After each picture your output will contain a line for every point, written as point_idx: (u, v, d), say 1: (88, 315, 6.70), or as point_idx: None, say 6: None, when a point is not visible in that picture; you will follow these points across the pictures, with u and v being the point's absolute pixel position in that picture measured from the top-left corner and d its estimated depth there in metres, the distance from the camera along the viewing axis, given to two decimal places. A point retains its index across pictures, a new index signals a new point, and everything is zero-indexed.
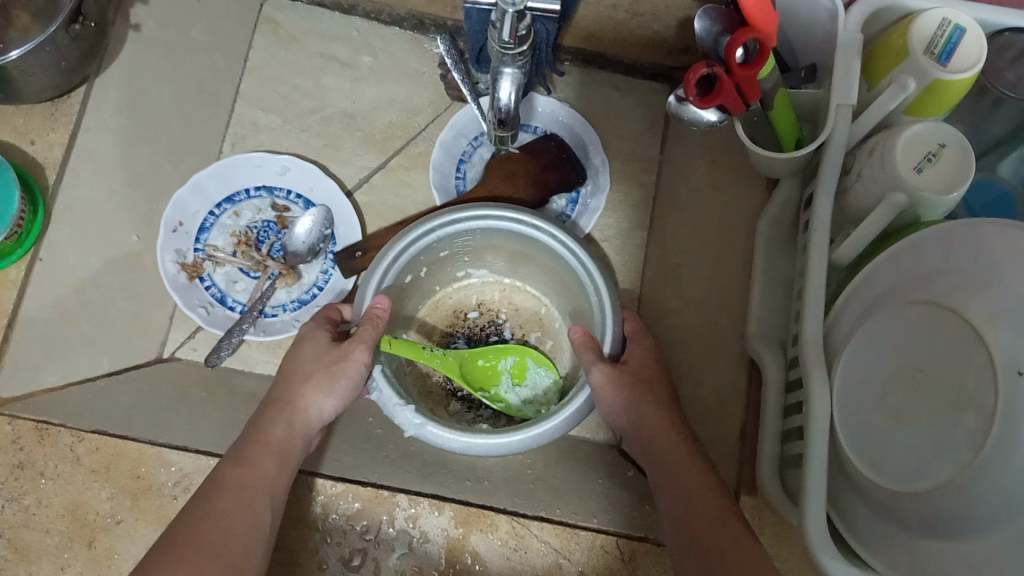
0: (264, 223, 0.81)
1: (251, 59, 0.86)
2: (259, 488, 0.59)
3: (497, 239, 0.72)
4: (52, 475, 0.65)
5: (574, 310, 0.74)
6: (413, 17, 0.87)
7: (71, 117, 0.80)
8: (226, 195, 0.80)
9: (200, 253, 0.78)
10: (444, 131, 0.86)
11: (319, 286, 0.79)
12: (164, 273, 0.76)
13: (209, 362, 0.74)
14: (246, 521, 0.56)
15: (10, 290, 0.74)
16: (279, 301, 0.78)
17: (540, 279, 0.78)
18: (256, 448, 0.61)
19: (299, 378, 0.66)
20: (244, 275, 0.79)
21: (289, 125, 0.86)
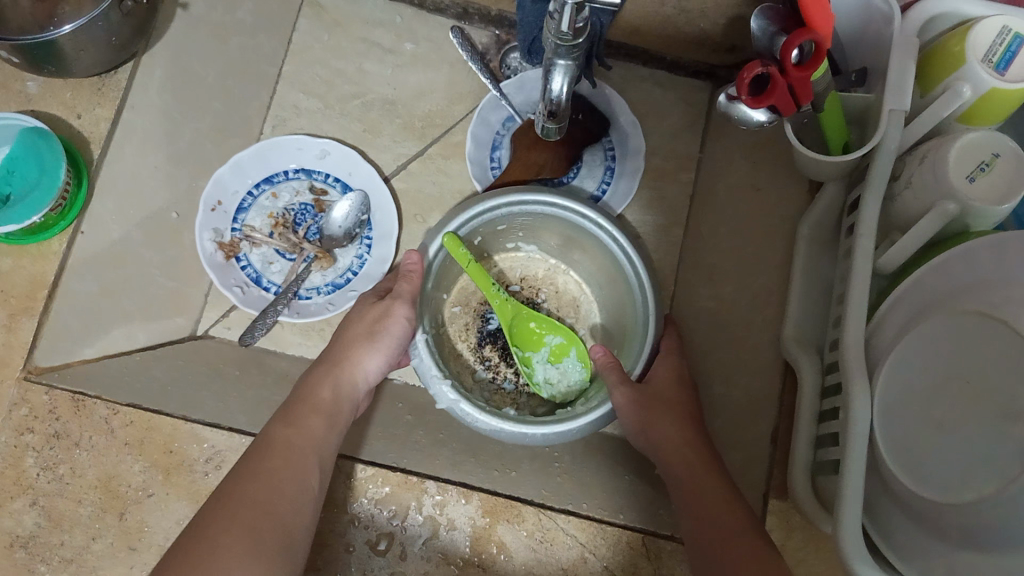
0: (301, 206, 0.79)
1: (295, 42, 0.87)
2: (310, 447, 0.62)
3: (549, 223, 0.78)
4: (87, 447, 0.66)
5: (612, 298, 0.79)
6: (457, 7, 0.87)
7: (117, 92, 0.80)
8: (266, 176, 0.79)
9: (237, 233, 0.77)
10: (474, 121, 0.86)
11: (354, 270, 0.78)
12: (200, 251, 0.75)
13: (243, 341, 0.73)
14: (294, 480, 0.59)
15: (52, 262, 0.73)
16: (313, 284, 0.77)
17: (586, 265, 0.81)
18: (306, 408, 0.65)
19: (352, 341, 0.69)
20: (280, 257, 0.78)
21: (330, 109, 0.86)
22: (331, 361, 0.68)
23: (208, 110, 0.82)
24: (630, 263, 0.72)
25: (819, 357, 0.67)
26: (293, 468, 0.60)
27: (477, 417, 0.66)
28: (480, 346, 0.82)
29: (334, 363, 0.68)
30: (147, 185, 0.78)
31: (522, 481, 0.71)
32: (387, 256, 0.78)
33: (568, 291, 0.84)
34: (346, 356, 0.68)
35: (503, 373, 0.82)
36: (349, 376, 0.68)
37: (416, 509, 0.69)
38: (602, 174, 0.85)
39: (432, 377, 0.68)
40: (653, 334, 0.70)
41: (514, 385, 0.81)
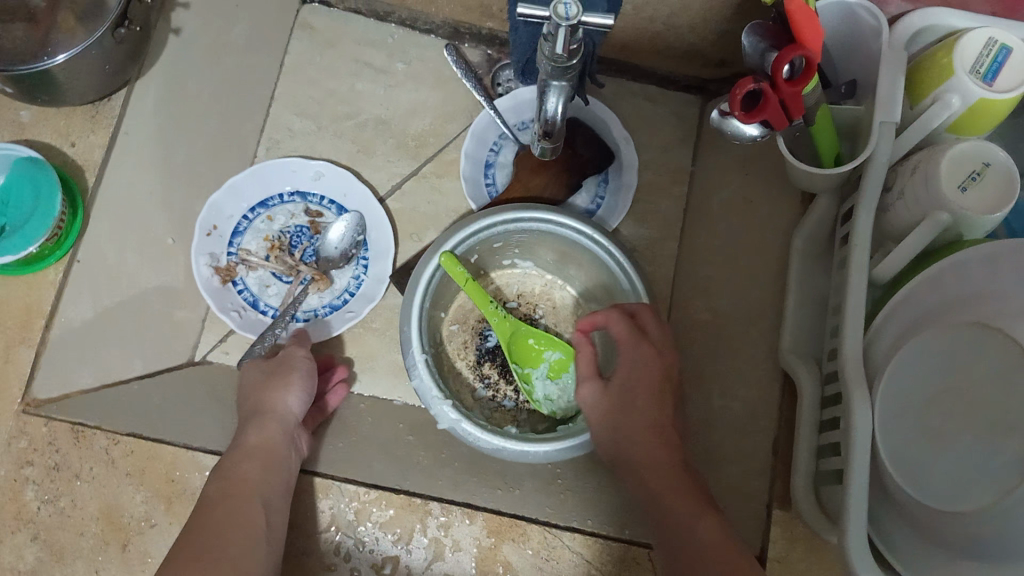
0: (297, 229, 0.79)
1: (287, 63, 0.87)
2: (248, 492, 0.62)
3: (545, 239, 0.78)
4: (86, 478, 0.66)
5: (609, 313, 0.80)
6: (448, 26, 0.88)
7: (111, 119, 0.80)
8: (261, 199, 0.79)
9: (233, 257, 0.77)
10: (467, 139, 0.87)
11: (351, 291, 0.78)
12: (197, 276, 0.75)
13: (238, 362, 0.72)
14: (248, 521, 0.60)
15: (48, 290, 0.73)
16: (311, 308, 0.77)
17: (582, 279, 0.82)
18: (240, 461, 0.64)
19: (258, 388, 0.68)
20: (276, 279, 0.77)
21: (324, 130, 0.87)
22: (247, 409, 0.67)
23: (203, 133, 0.82)
24: (627, 277, 0.73)
25: (817, 367, 0.67)
26: (246, 511, 0.61)
27: (479, 436, 0.66)
28: (479, 364, 0.82)
29: (251, 411, 0.67)
30: (142, 211, 0.78)
31: (523, 501, 0.70)
32: (384, 275, 0.78)
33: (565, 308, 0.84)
34: (256, 404, 0.67)
35: (504, 392, 0.82)
36: (273, 419, 0.67)
37: (420, 531, 0.69)
38: (596, 188, 0.86)
39: (432, 399, 0.69)
40: None
41: (514, 402, 0.81)
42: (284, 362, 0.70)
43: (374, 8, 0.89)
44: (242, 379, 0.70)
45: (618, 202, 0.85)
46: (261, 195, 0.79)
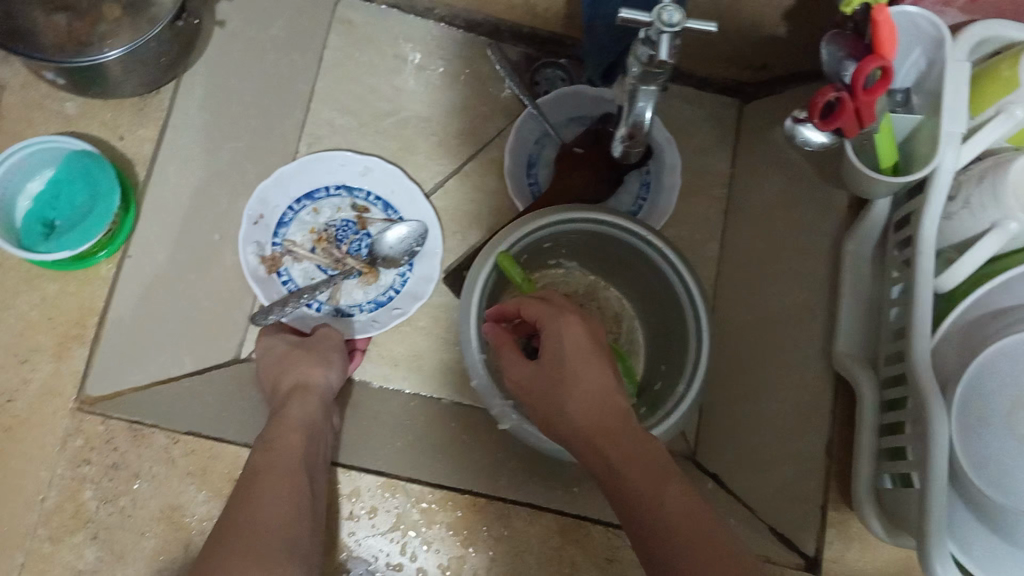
0: (343, 222, 0.81)
1: (326, 60, 0.86)
2: (286, 464, 0.60)
3: (594, 238, 0.78)
4: (147, 477, 0.63)
5: (657, 311, 0.80)
6: (490, 23, 0.88)
7: (160, 112, 0.78)
8: (306, 191, 0.81)
9: (279, 247, 0.78)
10: (511, 138, 0.87)
11: (396, 288, 0.81)
12: (245, 265, 0.76)
13: (255, 321, 0.73)
14: (293, 476, 0.59)
15: (102, 287, 0.71)
16: (355, 301, 0.81)
17: (627, 280, 0.82)
18: (277, 429, 0.64)
19: (288, 364, 0.70)
20: (321, 272, 0.80)
21: (365, 127, 0.86)
22: (282, 386, 0.69)
23: (245, 127, 0.81)
24: (678, 276, 0.73)
25: (874, 372, 0.68)
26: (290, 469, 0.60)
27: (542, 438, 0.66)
28: None
29: (284, 387, 0.69)
30: (190, 206, 0.76)
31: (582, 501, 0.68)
32: (432, 275, 0.81)
33: (610, 307, 0.86)
34: (289, 377, 0.69)
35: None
36: (308, 392, 0.68)
37: (484, 528, 0.66)
38: (638, 188, 0.87)
39: (495, 397, 0.69)
40: (708, 342, 0.71)
41: None
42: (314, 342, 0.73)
43: (415, 4, 0.87)
44: (265, 357, 0.72)
45: (660, 199, 0.87)
46: (306, 186, 0.81)
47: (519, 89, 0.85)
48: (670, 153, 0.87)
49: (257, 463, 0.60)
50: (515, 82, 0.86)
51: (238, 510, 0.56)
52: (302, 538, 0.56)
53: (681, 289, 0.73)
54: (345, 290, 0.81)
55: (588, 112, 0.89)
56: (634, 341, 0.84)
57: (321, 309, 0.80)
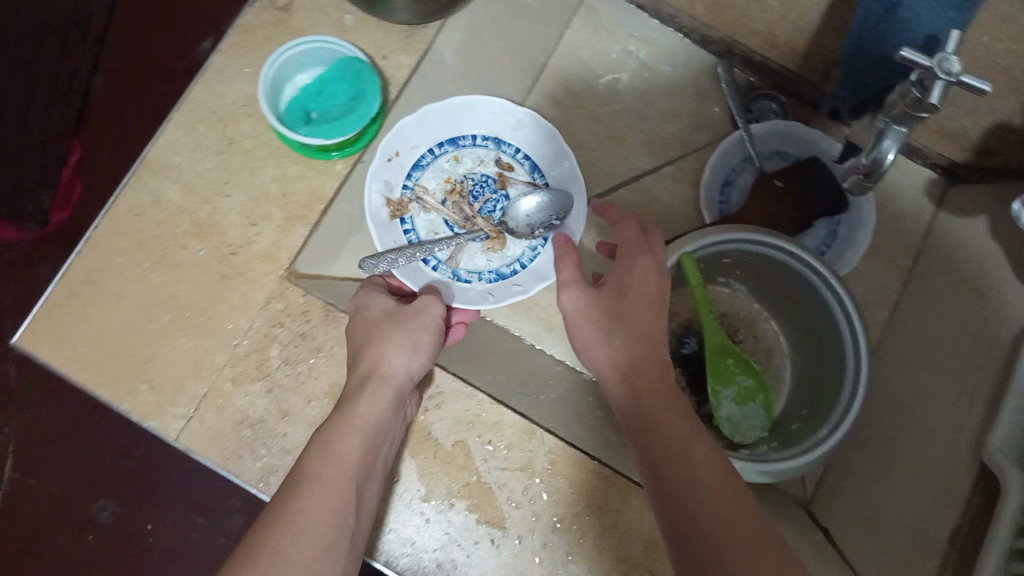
0: (482, 177, 0.81)
1: (567, 37, 0.91)
2: (342, 466, 0.59)
3: (773, 269, 0.79)
4: (327, 353, 0.71)
5: (814, 355, 0.81)
6: (725, 43, 0.92)
7: (422, 44, 0.85)
8: (451, 138, 0.81)
9: (408, 192, 0.79)
10: (714, 153, 0.89)
11: (522, 262, 0.79)
12: (368, 205, 0.77)
13: (361, 265, 0.74)
14: (332, 501, 0.56)
15: (333, 180, 0.78)
16: (477, 268, 0.79)
17: (789, 318, 0.84)
18: (340, 424, 0.62)
19: (370, 336, 0.68)
20: (446, 228, 0.80)
21: (582, 109, 0.91)
22: (358, 368, 0.66)
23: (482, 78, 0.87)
24: (850, 327, 0.73)
25: None
26: (338, 490, 0.57)
27: None
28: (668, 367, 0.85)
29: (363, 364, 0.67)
30: None
31: None
32: (561, 254, 0.78)
33: (765, 337, 0.88)
34: (370, 356, 0.67)
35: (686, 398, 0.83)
36: (388, 381, 0.66)
37: (601, 496, 0.71)
38: (824, 235, 0.88)
39: None
40: (862, 395, 0.71)
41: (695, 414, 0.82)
42: (404, 312, 0.70)
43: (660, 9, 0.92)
44: (355, 318, 0.70)
45: (845, 249, 0.88)
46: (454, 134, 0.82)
47: (737, 110, 0.89)
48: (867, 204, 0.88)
49: (310, 456, 0.59)
50: (735, 102, 0.90)
51: (288, 501, 0.55)
52: (343, 554, 0.55)
53: (849, 338, 0.73)
54: (467, 254, 0.79)
55: (793, 150, 0.90)
56: (778, 377, 0.86)
57: (438, 269, 0.79)
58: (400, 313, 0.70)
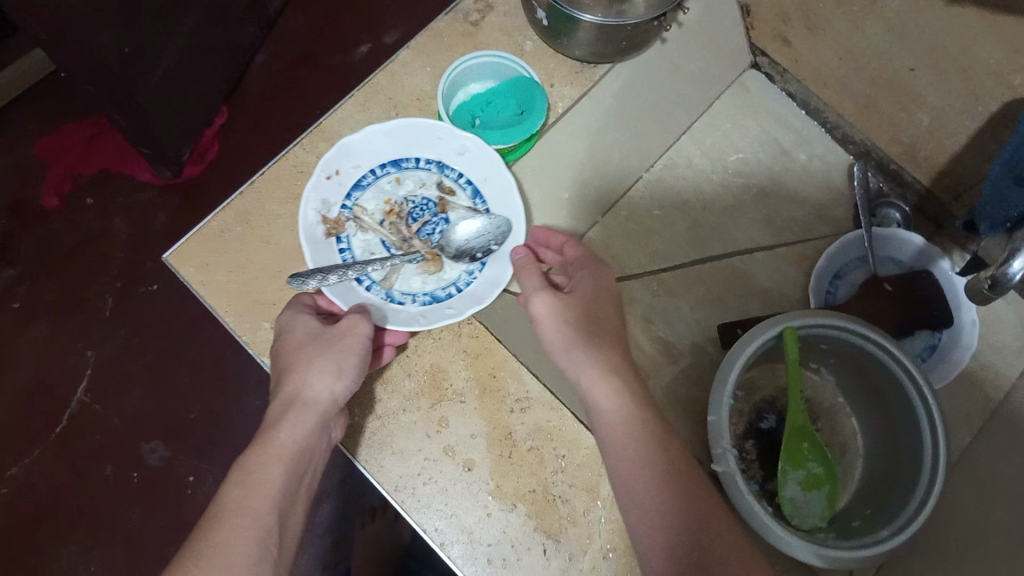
0: (423, 200, 0.79)
1: (715, 105, 1.01)
2: (264, 495, 0.59)
3: (867, 364, 0.81)
4: (434, 335, 0.76)
5: (890, 458, 0.81)
6: (864, 145, 0.98)
7: (589, 81, 0.87)
8: (395, 158, 0.79)
9: (347, 211, 0.76)
10: (833, 245, 0.94)
11: (458, 287, 0.75)
12: (303, 219, 0.74)
13: (292, 282, 0.69)
14: (257, 523, 0.58)
15: None
16: (411, 290, 0.75)
17: (873, 416, 0.85)
18: (264, 451, 0.62)
19: (291, 362, 0.67)
20: (383, 249, 0.77)
21: (715, 173, 0.99)
22: (282, 393, 0.66)
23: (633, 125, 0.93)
24: (931, 434, 0.74)
25: None
26: (265, 510, 0.59)
27: (745, 496, 0.71)
28: (742, 439, 0.86)
29: (287, 390, 0.66)
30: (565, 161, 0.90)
31: None
32: (499, 280, 0.74)
33: (843, 434, 0.89)
34: (289, 380, 0.66)
35: (754, 472, 0.84)
36: (311, 407, 0.65)
37: None
38: (921, 348, 0.90)
39: (723, 439, 0.73)
40: (931, 501, 0.72)
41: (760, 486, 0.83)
42: (327, 335, 0.67)
43: (808, 102, 1.00)
44: (281, 343, 0.69)
45: (942, 365, 0.89)
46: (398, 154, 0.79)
47: (862, 209, 0.93)
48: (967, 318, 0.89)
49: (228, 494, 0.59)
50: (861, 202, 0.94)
51: (214, 538, 0.56)
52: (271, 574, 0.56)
53: (928, 443, 0.74)
54: (401, 276, 0.75)
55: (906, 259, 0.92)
56: (848, 473, 0.87)
57: (371, 289, 0.74)
58: (324, 335, 0.67)
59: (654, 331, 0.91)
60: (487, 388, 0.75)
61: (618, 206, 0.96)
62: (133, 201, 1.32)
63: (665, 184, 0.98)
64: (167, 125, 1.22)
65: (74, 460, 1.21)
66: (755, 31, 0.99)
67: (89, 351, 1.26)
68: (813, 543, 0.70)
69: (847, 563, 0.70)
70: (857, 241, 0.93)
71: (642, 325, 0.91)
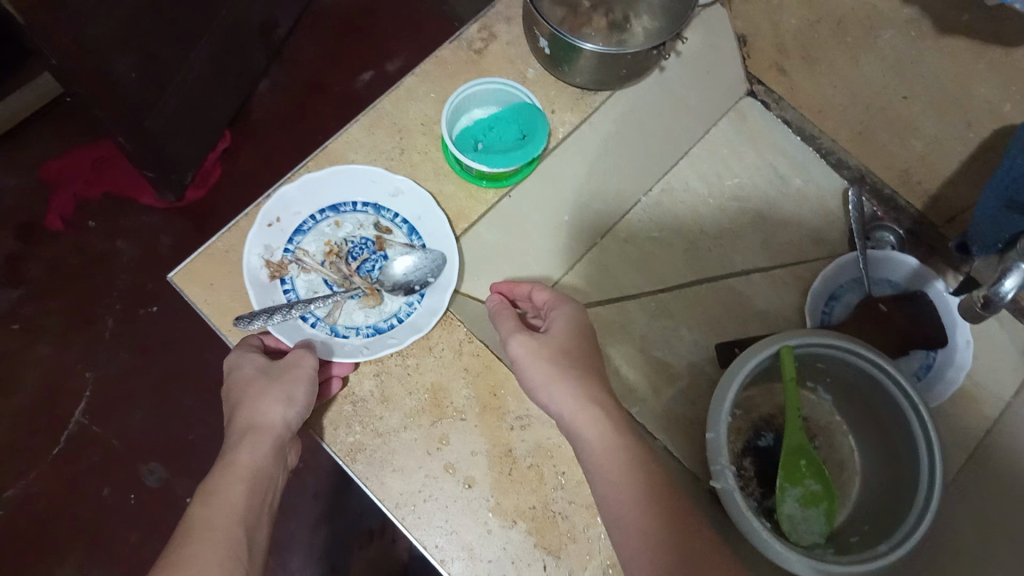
0: (361, 240, 0.81)
1: (712, 133, 1.02)
2: (230, 517, 0.61)
3: (864, 384, 0.83)
4: (437, 353, 0.77)
5: (887, 477, 0.82)
6: (858, 171, 1.00)
7: (590, 107, 0.90)
8: (333, 204, 0.81)
9: (288, 255, 0.79)
10: (828, 266, 0.95)
11: (399, 317, 0.78)
12: (246, 265, 0.76)
13: (238, 324, 0.73)
14: (222, 536, 0.59)
15: (479, 205, 0.84)
16: (355, 324, 0.78)
17: (869, 435, 0.87)
18: (224, 474, 0.64)
19: (243, 393, 0.69)
20: (325, 288, 0.79)
21: (711, 199, 1.00)
22: (238, 422, 0.68)
23: (632, 150, 0.95)
24: (927, 452, 0.75)
25: None
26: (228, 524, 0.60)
27: (743, 511, 0.72)
28: (740, 456, 0.87)
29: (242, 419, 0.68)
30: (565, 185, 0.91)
31: None
32: (437, 309, 0.77)
33: (841, 451, 0.90)
34: (242, 410, 0.68)
35: (752, 490, 0.85)
36: (265, 434, 0.67)
37: None
38: (917, 367, 0.92)
39: (721, 455, 0.74)
40: (929, 519, 0.73)
41: (758, 505, 0.83)
42: (279, 369, 0.70)
43: (804, 129, 1.03)
44: (230, 380, 0.71)
45: (939, 383, 0.91)
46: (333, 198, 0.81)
47: (857, 232, 0.95)
48: (962, 334, 0.91)
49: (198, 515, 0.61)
50: (855, 225, 0.96)
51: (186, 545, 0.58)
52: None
53: (925, 462, 0.75)
54: (345, 311, 0.78)
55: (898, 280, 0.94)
56: (845, 492, 0.88)
57: (315, 326, 0.77)
58: (274, 368, 0.70)
59: (654, 352, 0.92)
60: (491, 406, 0.76)
61: (614, 228, 0.97)
62: (137, 224, 1.34)
63: (663, 208, 0.99)
64: (173, 147, 1.24)
65: (73, 480, 1.21)
66: (752, 60, 1.02)
67: (90, 372, 1.26)
68: (812, 559, 0.71)
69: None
70: (853, 262, 0.94)
71: (642, 345, 0.92)
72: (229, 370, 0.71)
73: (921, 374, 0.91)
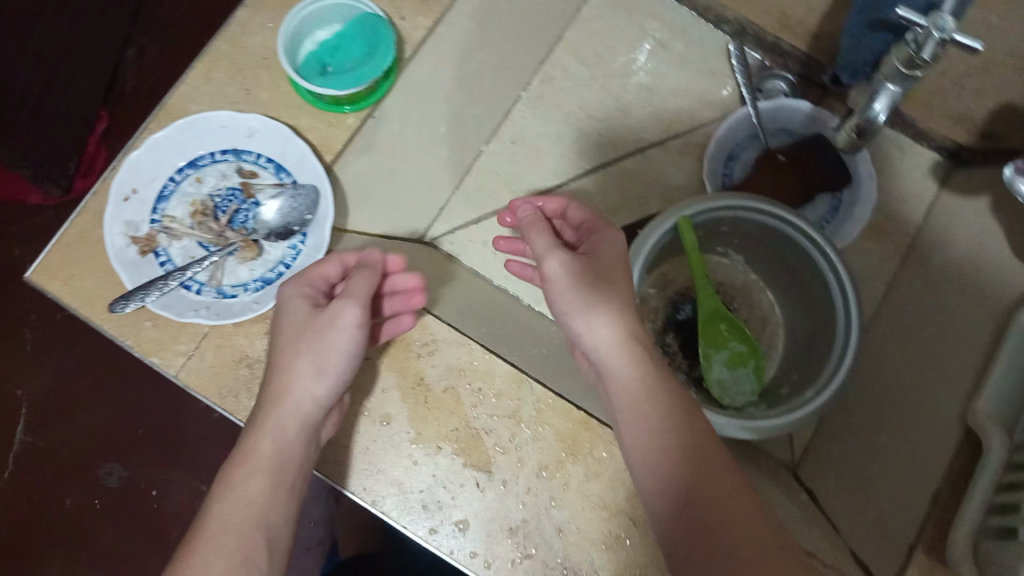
0: (228, 191, 0.75)
1: (584, 11, 0.97)
2: (224, 528, 0.62)
3: (770, 238, 0.81)
4: (327, 301, 0.72)
5: (808, 324, 0.82)
6: (738, 23, 0.93)
7: (441, 6, 0.79)
8: (188, 159, 0.75)
9: (155, 225, 0.73)
10: (721, 126, 0.91)
11: (286, 263, 0.74)
12: (110, 246, 0.71)
13: (114, 308, 0.69)
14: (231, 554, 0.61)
15: (342, 134, 0.76)
16: (241, 280, 0.74)
17: (784, 287, 0.86)
18: (237, 469, 0.65)
19: (300, 337, 0.68)
20: (203, 251, 0.74)
21: (595, 80, 0.96)
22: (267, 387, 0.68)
23: (494, 48, 0.88)
24: (839, 290, 0.74)
25: (1008, 433, 0.68)
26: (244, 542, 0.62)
27: None
28: (663, 332, 0.87)
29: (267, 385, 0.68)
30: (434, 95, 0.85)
31: None
32: (321, 246, 0.74)
33: (761, 308, 0.90)
34: (290, 415, 0.67)
35: (679, 363, 0.85)
36: (285, 404, 0.67)
37: (588, 444, 0.71)
38: (825, 211, 0.90)
39: None
40: (851, 356, 0.72)
41: (687, 376, 0.83)
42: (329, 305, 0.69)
43: None
44: (279, 315, 0.70)
45: (848, 221, 0.89)
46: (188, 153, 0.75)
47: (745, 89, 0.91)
48: (864, 167, 0.89)
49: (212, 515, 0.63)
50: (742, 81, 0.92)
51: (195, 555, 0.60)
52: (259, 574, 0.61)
53: (838, 300, 0.74)
54: (228, 270, 0.74)
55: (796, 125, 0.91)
56: (770, 346, 0.88)
57: (201, 292, 0.72)
58: (323, 313, 0.69)
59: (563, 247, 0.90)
60: (396, 336, 0.73)
61: (502, 129, 0.95)
62: (29, 228, 1.26)
63: (546, 99, 0.95)
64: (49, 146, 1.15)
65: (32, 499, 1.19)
66: None
67: (20, 389, 1.21)
68: (740, 418, 0.71)
69: (776, 429, 0.71)
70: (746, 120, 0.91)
71: None
72: (314, 294, 0.71)
73: (829, 216, 0.89)
